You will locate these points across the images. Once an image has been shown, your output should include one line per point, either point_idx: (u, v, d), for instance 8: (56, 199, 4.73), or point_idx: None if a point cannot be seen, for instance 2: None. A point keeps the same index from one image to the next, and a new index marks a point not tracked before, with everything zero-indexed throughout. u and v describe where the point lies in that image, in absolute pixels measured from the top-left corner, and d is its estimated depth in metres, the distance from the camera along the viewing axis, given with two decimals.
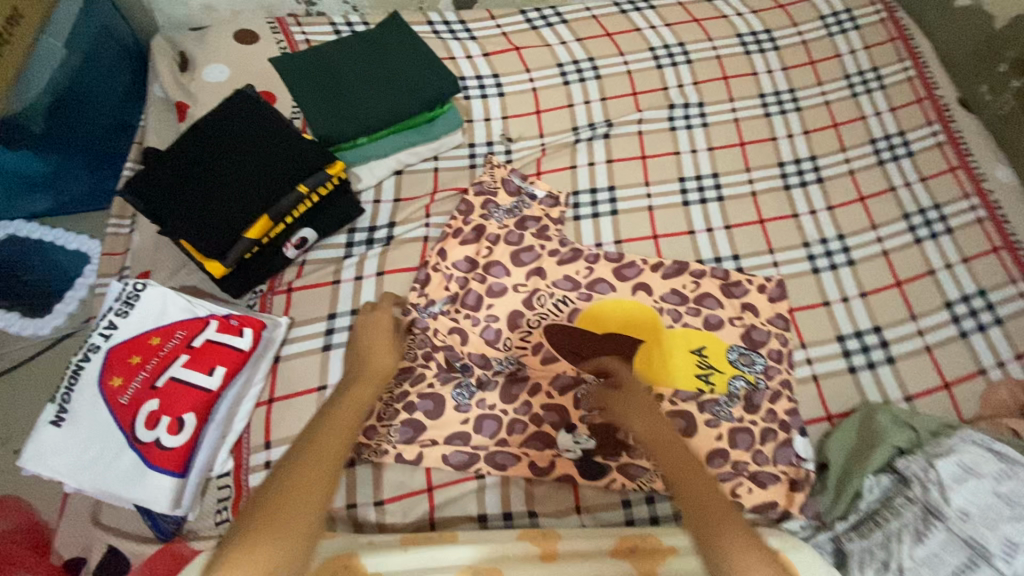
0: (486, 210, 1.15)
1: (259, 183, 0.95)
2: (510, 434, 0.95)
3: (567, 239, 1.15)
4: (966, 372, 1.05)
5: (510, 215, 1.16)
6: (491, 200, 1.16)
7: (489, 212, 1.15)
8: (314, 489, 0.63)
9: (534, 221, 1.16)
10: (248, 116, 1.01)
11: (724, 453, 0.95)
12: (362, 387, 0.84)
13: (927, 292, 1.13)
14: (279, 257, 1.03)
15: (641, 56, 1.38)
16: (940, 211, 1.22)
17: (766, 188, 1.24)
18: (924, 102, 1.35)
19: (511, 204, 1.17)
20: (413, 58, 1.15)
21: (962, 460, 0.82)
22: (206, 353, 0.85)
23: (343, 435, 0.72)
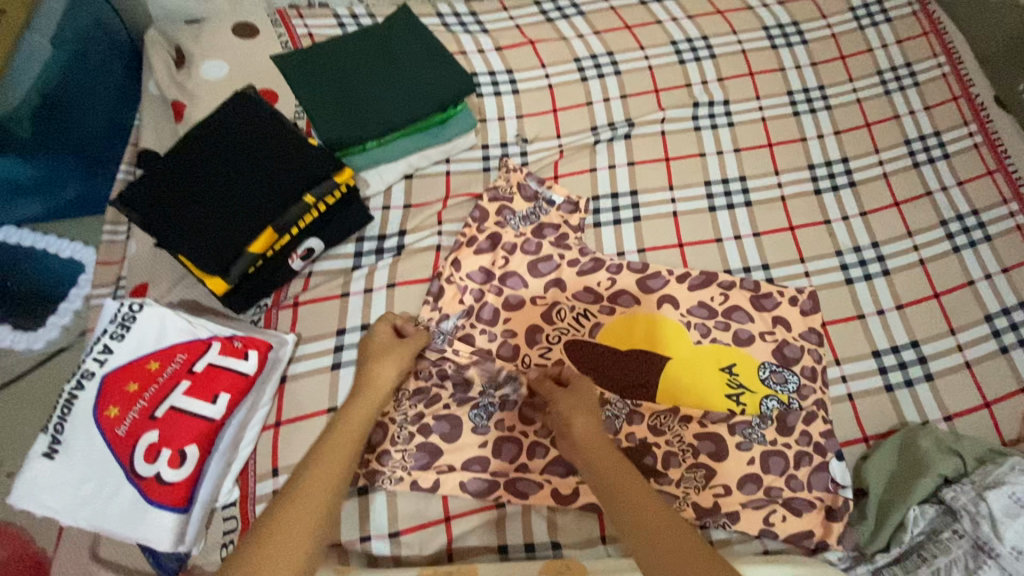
0: (502, 217, 1.09)
1: (263, 194, 0.89)
2: (531, 458, 0.89)
3: (588, 248, 1.09)
4: (1008, 390, 1.00)
5: (527, 222, 1.10)
6: (507, 206, 1.10)
7: (505, 219, 1.09)
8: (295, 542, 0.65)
9: (553, 228, 1.10)
10: (250, 119, 0.94)
11: (757, 478, 0.90)
12: (351, 427, 0.79)
13: (967, 304, 1.07)
14: (285, 270, 0.97)
15: (662, 50, 1.31)
16: (978, 218, 1.16)
17: (795, 192, 1.18)
18: (959, 100, 1.29)
19: (528, 210, 1.11)
20: (425, 55, 1.08)
21: (1015, 493, 0.79)
22: (209, 379, 0.80)
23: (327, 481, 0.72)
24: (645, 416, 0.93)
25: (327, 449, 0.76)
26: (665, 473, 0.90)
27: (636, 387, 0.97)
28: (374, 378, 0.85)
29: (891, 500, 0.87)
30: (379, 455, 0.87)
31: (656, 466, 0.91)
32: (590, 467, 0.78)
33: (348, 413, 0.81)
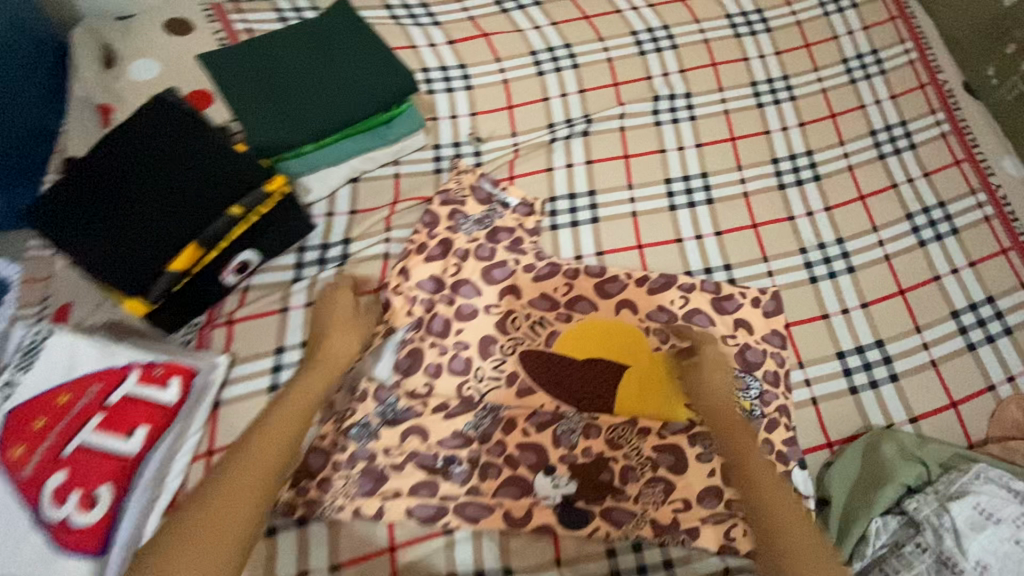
0: (453, 221, 1.04)
1: (182, 209, 0.82)
2: (483, 480, 0.85)
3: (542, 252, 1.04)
4: (975, 389, 0.98)
5: (480, 226, 1.04)
6: (459, 210, 1.05)
7: (456, 224, 1.03)
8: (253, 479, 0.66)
9: (506, 232, 1.04)
10: (165, 125, 0.86)
11: (717, 491, 0.86)
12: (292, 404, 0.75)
13: (933, 300, 1.04)
14: (217, 285, 0.90)
15: (621, 41, 1.26)
16: (945, 210, 1.12)
17: (759, 187, 1.14)
18: (926, 88, 1.25)
19: (481, 214, 1.05)
20: (363, 51, 1.01)
21: (979, 503, 0.76)
22: (126, 412, 0.75)
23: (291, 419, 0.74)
24: (602, 431, 0.89)
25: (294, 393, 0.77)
26: (623, 490, 0.86)
27: (593, 398, 0.92)
28: (329, 352, 0.84)
29: (852, 512, 0.84)
30: (320, 482, 0.83)
31: (613, 482, 0.86)
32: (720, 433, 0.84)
33: (296, 385, 0.79)
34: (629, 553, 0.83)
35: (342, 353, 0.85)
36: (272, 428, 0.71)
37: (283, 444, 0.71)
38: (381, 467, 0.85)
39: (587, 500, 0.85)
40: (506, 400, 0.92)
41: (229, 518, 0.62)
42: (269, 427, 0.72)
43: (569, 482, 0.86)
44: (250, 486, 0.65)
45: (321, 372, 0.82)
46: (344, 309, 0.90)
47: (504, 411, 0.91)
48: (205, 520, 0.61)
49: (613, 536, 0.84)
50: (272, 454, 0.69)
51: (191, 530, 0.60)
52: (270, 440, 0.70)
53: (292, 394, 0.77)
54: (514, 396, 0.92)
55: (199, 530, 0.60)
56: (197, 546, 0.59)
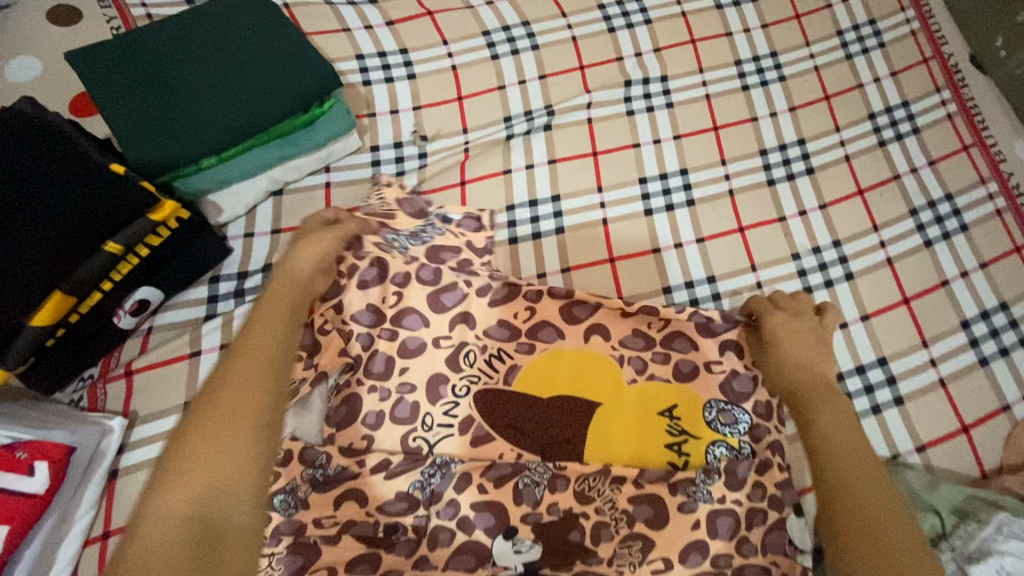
0: (379, 233, 0.87)
1: (39, 248, 0.67)
2: (433, 549, 0.73)
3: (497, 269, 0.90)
4: (988, 411, 0.87)
5: (416, 241, 0.88)
6: (387, 224, 0.89)
7: (382, 238, 0.87)
8: (248, 409, 0.62)
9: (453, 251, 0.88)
10: (16, 143, 0.69)
11: (703, 546, 0.74)
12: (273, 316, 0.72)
13: (940, 309, 0.93)
14: (109, 332, 0.77)
15: (587, 16, 1.10)
16: (952, 203, 1.00)
17: (745, 184, 1.00)
18: (930, 62, 1.11)
19: (415, 228, 0.89)
20: (271, 39, 0.85)
21: (1003, 566, 0.64)
22: None
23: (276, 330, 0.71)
24: (566, 487, 0.77)
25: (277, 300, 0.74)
26: (595, 551, 0.74)
27: (561, 446, 0.80)
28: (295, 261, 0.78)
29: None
30: None
31: (583, 543, 0.74)
32: (801, 385, 0.79)
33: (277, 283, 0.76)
34: None
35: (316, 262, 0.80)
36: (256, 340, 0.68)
37: (274, 353, 0.69)
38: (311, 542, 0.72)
39: (553, 566, 0.73)
40: (461, 450, 0.80)
41: (239, 423, 0.61)
42: (253, 338, 0.69)
43: (532, 546, 0.73)
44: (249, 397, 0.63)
45: (285, 285, 0.76)
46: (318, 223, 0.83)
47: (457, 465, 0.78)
48: (218, 426, 0.61)
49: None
50: (265, 363, 0.67)
51: (203, 439, 0.59)
52: (258, 351, 0.68)
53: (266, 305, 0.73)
54: (469, 446, 0.80)
55: (216, 434, 0.60)
56: (218, 447, 0.59)
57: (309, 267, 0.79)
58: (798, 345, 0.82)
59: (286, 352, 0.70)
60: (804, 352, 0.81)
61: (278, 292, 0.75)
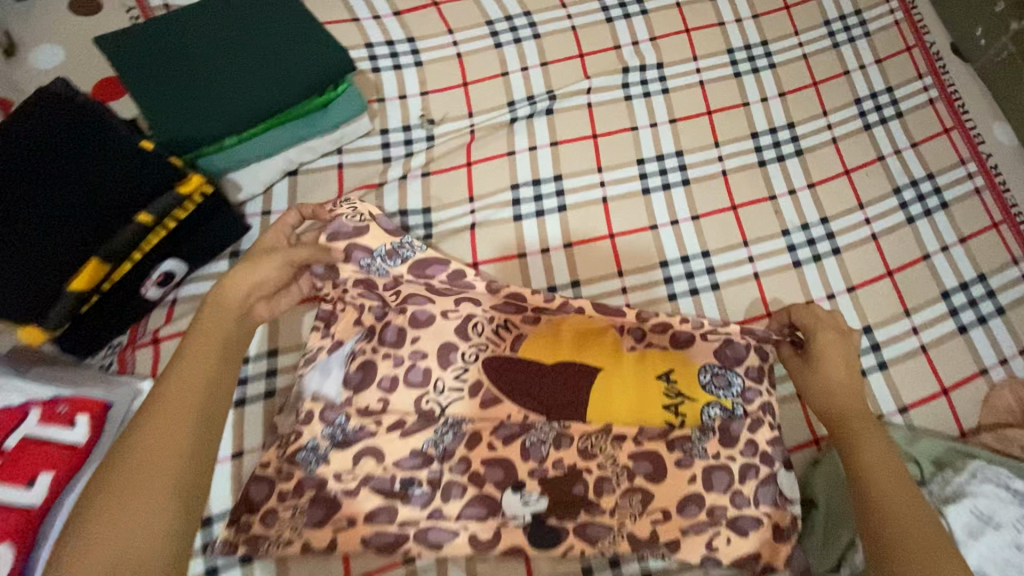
0: (352, 260, 0.81)
1: (80, 216, 0.71)
2: (446, 502, 0.78)
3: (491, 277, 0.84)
4: (967, 374, 0.92)
5: (394, 260, 0.81)
6: (355, 244, 0.80)
7: (356, 263, 0.81)
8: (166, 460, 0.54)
9: (440, 264, 0.81)
10: (56, 119, 0.74)
11: (699, 498, 0.79)
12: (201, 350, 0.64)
13: (922, 281, 0.98)
14: (137, 301, 0.81)
15: (586, 7, 1.15)
16: (934, 182, 1.06)
17: (738, 165, 1.06)
18: (913, 51, 1.17)
19: (390, 246, 0.81)
20: (288, 24, 0.89)
21: (976, 507, 0.68)
22: (22, 458, 0.63)
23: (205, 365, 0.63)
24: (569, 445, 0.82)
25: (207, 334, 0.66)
26: (598, 502, 0.79)
27: (565, 407, 0.83)
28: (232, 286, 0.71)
29: (837, 512, 0.79)
30: (265, 515, 0.75)
31: (587, 495, 0.79)
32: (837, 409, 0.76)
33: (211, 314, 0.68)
34: (606, 570, 0.78)
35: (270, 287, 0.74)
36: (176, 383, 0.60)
37: (200, 395, 0.60)
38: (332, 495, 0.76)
39: (559, 516, 0.78)
40: (470, 412, 0.84)
41: (150, 478, 0.53)
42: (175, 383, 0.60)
43: (539, 499, 0.78)
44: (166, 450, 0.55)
45: (215, 318, 0.68)
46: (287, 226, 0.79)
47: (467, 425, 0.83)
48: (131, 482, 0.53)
49: (589, 553, 0.78)
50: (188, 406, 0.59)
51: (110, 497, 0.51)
52: (180, 393, 0.59)
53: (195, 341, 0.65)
54: (478, 408, 0.84)
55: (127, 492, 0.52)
56: (125, 507, 0.51)
57: (244, 288, 0.71)
58: (837, 365, 0.78)
59: (216, 394, 0.62)
60: (850, 371, 0.78)
61: (207, 327, 0.67)
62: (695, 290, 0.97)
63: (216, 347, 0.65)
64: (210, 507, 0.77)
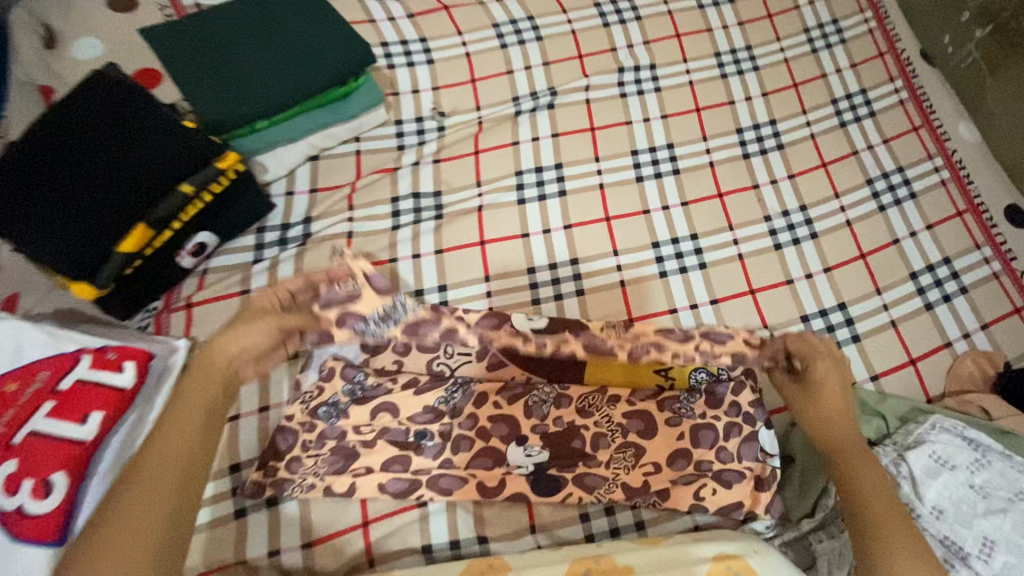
0: (345, 325, 0.75)
1: (128, 187, 0.79)
2: (455, 453, 0.85)
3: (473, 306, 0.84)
4: (932, 346, 1.00)
5: (387, 323, 0.76)
6: (348, 311, 0.74)
7: (350, 328, 0.75)
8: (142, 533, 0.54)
9: (432, 323, 0.79)
10: (110, 100, 0.83)
11: (686, 453, 0.87)
12: (186, 410, 0.63)
13: (892, 263, 1.07)
14: (173, 268, 0.88)
15: (585, 13, 1.25)
16: (904, 174, 1.15)
17: (724, 157, 1.15)
18: (885, 56, 1.27)
19: (383, 308, 0.75)
20: (314, 21, 0.98)
21: (934, 451, 0.75)
22: (79, 396, 0.71)
23: (189, 429, 0.62)
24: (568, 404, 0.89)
25: (188, 396, 0.64)
26: (594, 456, 0.86)
27: (564, 369, 0.92)
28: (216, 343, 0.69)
29: (814, 463, 0.88)
30: (289, 462, 0.81)
31: (585, 449, 0.86)
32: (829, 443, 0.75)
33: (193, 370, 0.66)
34: (602, 517, 0.86)
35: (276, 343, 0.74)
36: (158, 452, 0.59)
37: (180, 464, 0.59)
38: (351, 446, 0.83)
39: (558, 467, 0.85)
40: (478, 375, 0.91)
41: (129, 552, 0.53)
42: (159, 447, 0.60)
43: (540, 451, 0.86)
44: (146, 526, 0.54)
45: (198, 379, 0.66)
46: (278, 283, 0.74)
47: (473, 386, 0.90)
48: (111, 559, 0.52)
49: (585, 501, 0.85)
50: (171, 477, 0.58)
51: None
52: (162, 461, 0.58)
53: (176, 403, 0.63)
54: (485, 371, 0.92)
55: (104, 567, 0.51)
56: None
57: (232, 351, 0.69)
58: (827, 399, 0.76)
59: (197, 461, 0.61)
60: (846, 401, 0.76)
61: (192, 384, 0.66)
62: (684, 268, 1.04)
63: (200, 406, 0.64)
64: (239, 455, 0.84)
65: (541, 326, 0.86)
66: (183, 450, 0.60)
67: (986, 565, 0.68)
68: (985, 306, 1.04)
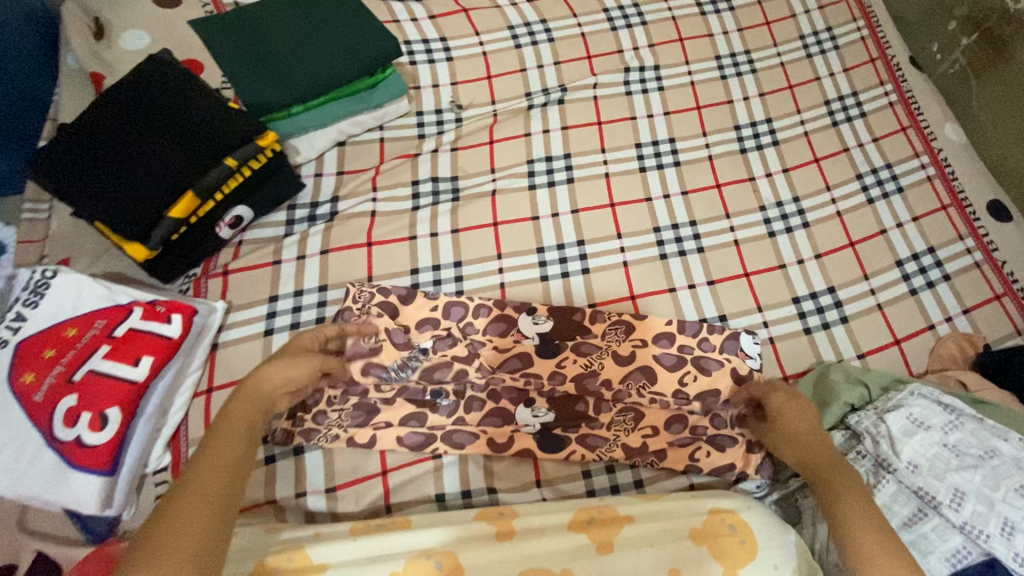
0: (370, 373, 0.91)
1: (177, 161, 0.89)
2: (468, 412, 0.92)
3: (482, 311, 0.96)
4: (916, 328, 1.07)
5: (405, 371, 0.92)
6: (372, 362, 0.92)
7: (374, 375, 0.91)
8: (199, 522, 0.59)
9: (446, 366, 0.93)
10: (162, 84, 0.93)
11: (683, 417, 0.93)
12: (233, 426, 0.70)
13: (879, 251, 1.14)
14: (212, 237, 0.96)
15: (594, 17, 1.33)
16: (892, 170, 1.22)
17: (722, 151, 1.22)
18: (876, 62, 1.34)
19: (401, 358, 0.92)
20: (346, 18, 1.08)
21: (911, 413, 0.82)
22: (132, 342, 0.80)
23: (239, 440, 0.68)
24: (567, 374, 0.94)
25: (233, 415, 0.71)
26: (596, 418, 0.93)
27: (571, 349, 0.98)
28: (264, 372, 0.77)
29: None
30: (315, 414, 0.88)
31: (587, 412, 0.93)
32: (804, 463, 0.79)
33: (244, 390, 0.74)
34: (603, 475, 0.92)
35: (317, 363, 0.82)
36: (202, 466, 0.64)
37: (229, 467, 0.65)
38: (372, 402, 0.91)
39: (563, 427, 0.92)
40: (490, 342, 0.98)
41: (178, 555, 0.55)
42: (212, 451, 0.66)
43: (547, 412, 0.92)
44: (198, 530, 0.58)
45: (246, 401, 0.73)
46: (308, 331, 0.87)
47: (486, 347, 0.95)
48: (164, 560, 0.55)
49: (588, 458, 0.92)
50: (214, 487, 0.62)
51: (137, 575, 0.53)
52: (214, 461, 0.64)
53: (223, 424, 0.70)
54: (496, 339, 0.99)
55: (171, 545, 0.55)
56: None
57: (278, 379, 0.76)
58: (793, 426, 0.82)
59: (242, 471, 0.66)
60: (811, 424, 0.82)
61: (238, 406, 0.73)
62: (683, 251, 1.12)
63: (250, 419, 0.72)
64: None
65: (546, 331, 0.96)
66: (230, 457, 0.66)
67: (957, 513, 0.74)
68: (967, 293, 1.10)
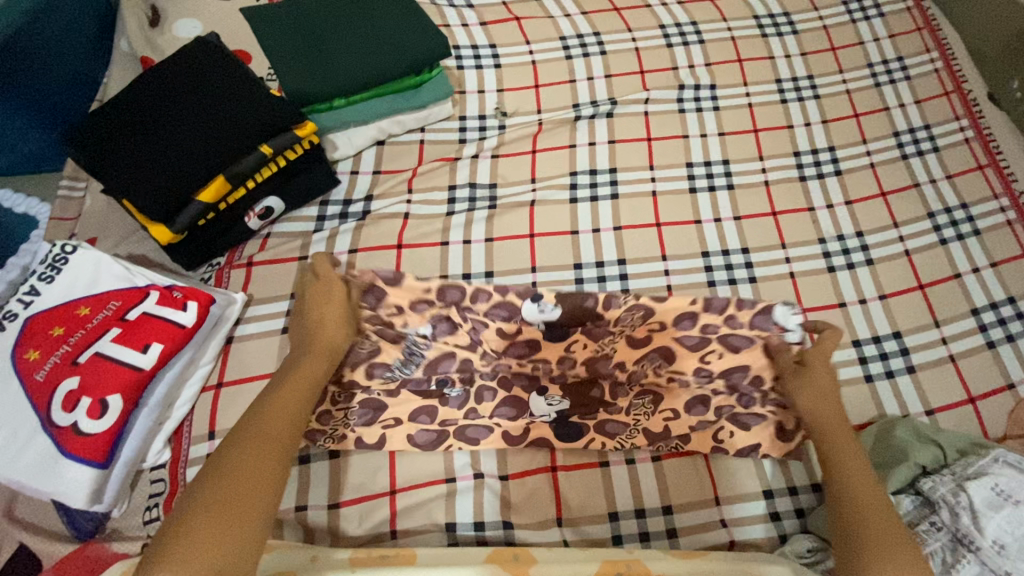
0: (374, 374, 0.85)
1: (211, 144, 0.86)
2: (479, 403, 0.87)
3: (480, 296, 0.76)
4: (994, 386, 0.95)
5: (408, 366, 0.85)
6: (374, 364, 0.84)
7: (376, 376, 0.85)
8: (260, 465, 0.62)
9: (448, 358, 0.86)
10: (204, 66, 0.91)
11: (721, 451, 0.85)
12: (296, 384, 0.72)
13: (952, 295, 1.03)
14: (241, 227, 0.94)
15: (649, 33, 1.28)
16: (968, 211, 1.11)
17: (779, 178, 1.14)
18: (951, 95, 1.25)
19: (402, 353, 0.84)
20: (397, 16, 1.06)
21: (997, 484, 0.72)
22: (142, 328, 0.76)
23: (297, 393, 0.71)
24: (578, 357, 0.86)
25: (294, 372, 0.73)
26: (613, 402, 0.88)
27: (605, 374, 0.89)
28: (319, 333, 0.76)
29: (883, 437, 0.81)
30: (320, 415, 0.82)
31: (603, 397, 0.89)
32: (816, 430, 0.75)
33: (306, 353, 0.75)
34: (632, 518, 0.83)
35: (331, 337, 0.76)
36: (263, 426, 0.66)
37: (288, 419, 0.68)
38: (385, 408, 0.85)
39: (579, 414, 0.87)
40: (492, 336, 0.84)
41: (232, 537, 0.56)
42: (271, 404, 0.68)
43: (561, 400, 0.88)
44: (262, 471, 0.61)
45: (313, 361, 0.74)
46: (331, 286, 0.77)
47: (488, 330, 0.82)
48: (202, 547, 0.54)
49: (608, 447, 0.86)
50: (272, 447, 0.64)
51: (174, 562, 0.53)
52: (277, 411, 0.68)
53: (275, 399, 0.69)
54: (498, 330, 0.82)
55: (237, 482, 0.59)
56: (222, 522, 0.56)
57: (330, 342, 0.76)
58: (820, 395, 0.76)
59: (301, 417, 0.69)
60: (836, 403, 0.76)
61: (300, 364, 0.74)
62: (733, 280, 1.03)
63: (314, 381, 0.73)
64: None
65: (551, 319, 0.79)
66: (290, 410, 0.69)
67: None
68: None
